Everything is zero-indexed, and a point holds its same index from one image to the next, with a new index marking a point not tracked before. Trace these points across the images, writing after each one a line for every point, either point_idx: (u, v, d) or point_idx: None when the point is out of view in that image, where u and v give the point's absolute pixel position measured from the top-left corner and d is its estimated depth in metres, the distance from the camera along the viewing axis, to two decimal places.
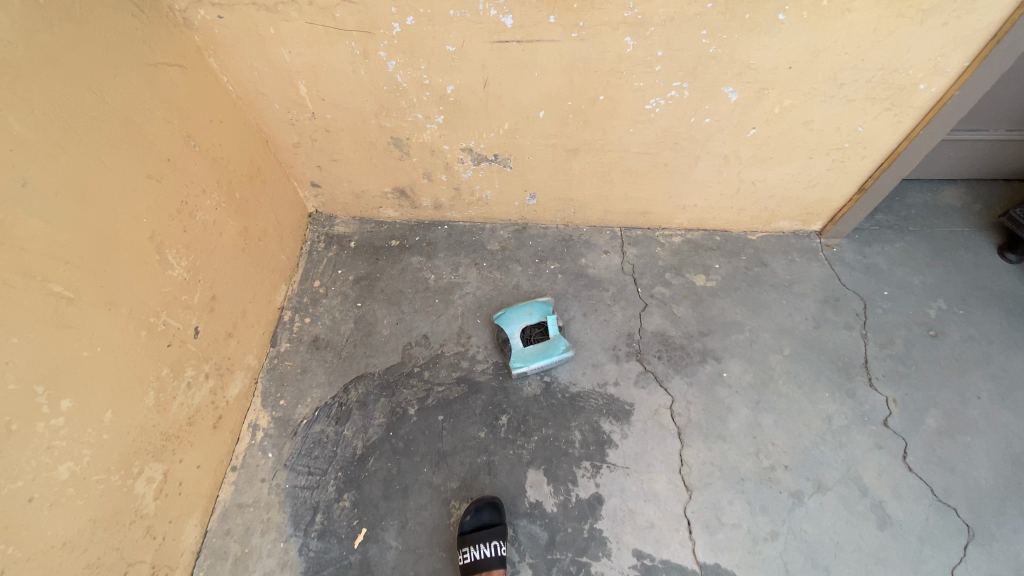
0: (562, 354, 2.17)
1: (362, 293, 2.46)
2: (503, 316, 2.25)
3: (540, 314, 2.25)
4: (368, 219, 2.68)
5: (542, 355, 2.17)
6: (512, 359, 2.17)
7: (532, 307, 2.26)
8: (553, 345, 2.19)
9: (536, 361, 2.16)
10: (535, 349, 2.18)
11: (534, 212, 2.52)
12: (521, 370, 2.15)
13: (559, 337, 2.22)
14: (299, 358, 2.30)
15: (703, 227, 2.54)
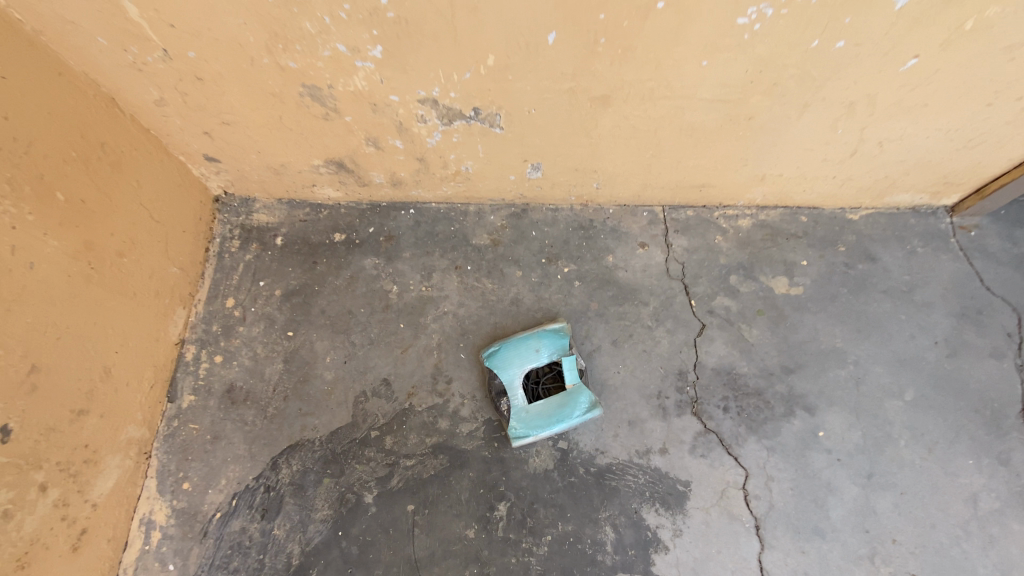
0: (585, 414, 1.47)
1: (294, 316, 1.73)
2: (497, 357, 1.54)
3: (551, 353, 1.54)
4: (300, 201, 1.89)
5: (555, 415, 1.47)
6: (512, 423, 1.48)
7: (539, 341, 1.54)
8: (572, 400, 1.48)
9: (546, 425, 1.46)
10: (544, 406, 1.48)
11: (537, 189, 1.71)
12: (526, 440, 1.46)
13: (579, 386, 1.50)
14: (208, 420, 1.63)
15: (785, 203, 1.74)
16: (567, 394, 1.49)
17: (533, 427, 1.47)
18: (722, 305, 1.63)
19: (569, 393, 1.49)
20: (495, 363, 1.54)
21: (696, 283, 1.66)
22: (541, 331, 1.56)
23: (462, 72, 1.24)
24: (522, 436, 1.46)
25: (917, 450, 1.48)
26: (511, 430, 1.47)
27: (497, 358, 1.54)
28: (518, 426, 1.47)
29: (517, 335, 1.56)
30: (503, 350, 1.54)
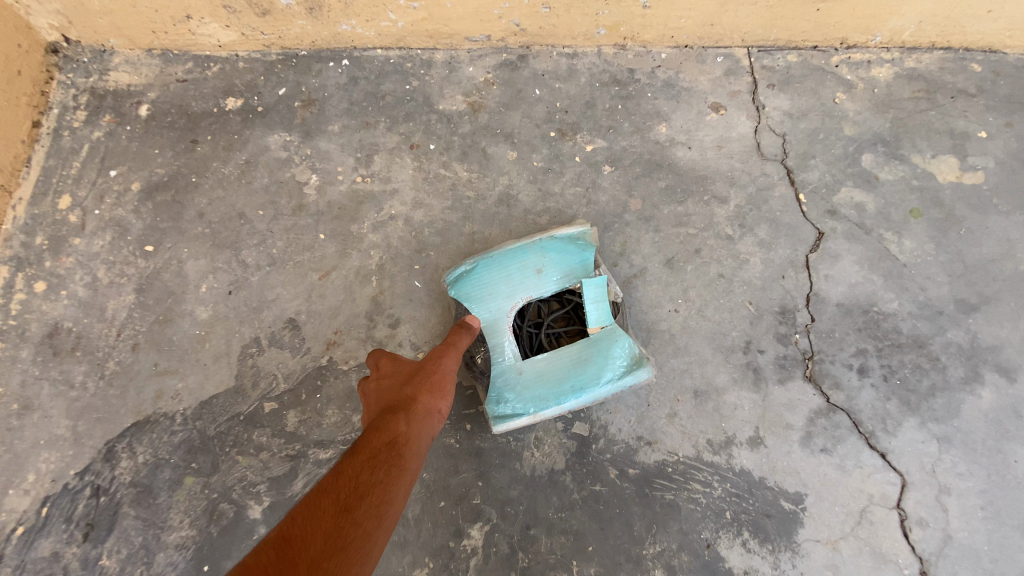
0: (623, 379, 0.81)
1: (157, 223, 1.09)
2: (468, 280, 0.88)
3: (564, 273, 0.87)
4: (180, 53, 1.24)
5: (569, 380, 0.82)
6: (491, 392, 0.83)
7: (544, 253, 0.87)
8: (599, 354, 0.82)
9: (553, 398, 0.81)
10: (550, 364, 0.83)
11: (543, 10, 1.03)
12: (516, 423, 0.82)
13: (613, 329, 0.84)
14: (12, 381, 1.01)
15: (949, 39, 1.06)
16: (592, 343, 0.83)
17: (528, 400, 0.82)
18: (851, 201, 0.97)
19: (593, 342, 0.83)
20: (465, 290, 0.88)
21: (806, 167, 0.99)
22: (547, 235, 0.88)
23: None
24: (509, 415, 0.82)
25: None
26: (489, 404, 0.83)
27: (469, 282, 0.88)
28: (503, 398, 0.82)
29: (505, 243, 0.89)
30: (480, 269, 0.88)
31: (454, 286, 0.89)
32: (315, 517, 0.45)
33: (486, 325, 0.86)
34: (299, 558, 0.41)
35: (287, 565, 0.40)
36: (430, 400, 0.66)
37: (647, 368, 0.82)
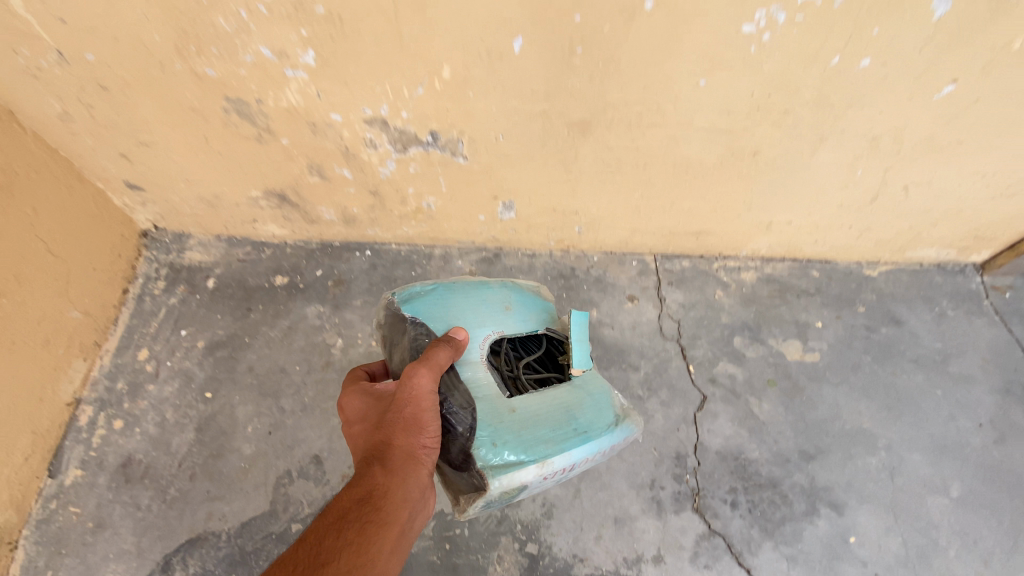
0: (618, 429, 0.95)
1: (216, 374, 1.44)
2: (430, 301, 1.01)
3: (527, 313, 1.05)
4: (242, 239, 1.66)
5: (570, 422, 0.90)
6: (480, 436, 0.84)
7: (506, 292, 1.07)
8: (592, 404, 0.95)
9: (555, 442, 0.87)
10: (542, 407, 0.90)
11: (511, 229, 1.47)
12: (525, 473, 0.83)
13: (593, 380, 1.00)
14: (93, 502, 1.30)
15: (793, 255, 1.52)
16: (577, 396, 0.95)
17: (532, 445, 0.85)
18: (726, 373, 1.37)
19: (583, 387, 0.98)
20: (422, 308, 1.00)
21: (694, 346, 1.41)
22: (506, 285, 1.10)
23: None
24: (510, 460, 0.82)
25: (972, 564, 1.16)
26: (479, 448, 0.83)
27: (427, 301, 1.01)
28: (499, 440, 0.84)
29: (462, 279, 1.08)
30: (440, 293, 1.03)
31: (408, 305, 1.01)
32: (312, 550, 0.70)
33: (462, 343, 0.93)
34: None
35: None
36: (410, 442, 0.81)
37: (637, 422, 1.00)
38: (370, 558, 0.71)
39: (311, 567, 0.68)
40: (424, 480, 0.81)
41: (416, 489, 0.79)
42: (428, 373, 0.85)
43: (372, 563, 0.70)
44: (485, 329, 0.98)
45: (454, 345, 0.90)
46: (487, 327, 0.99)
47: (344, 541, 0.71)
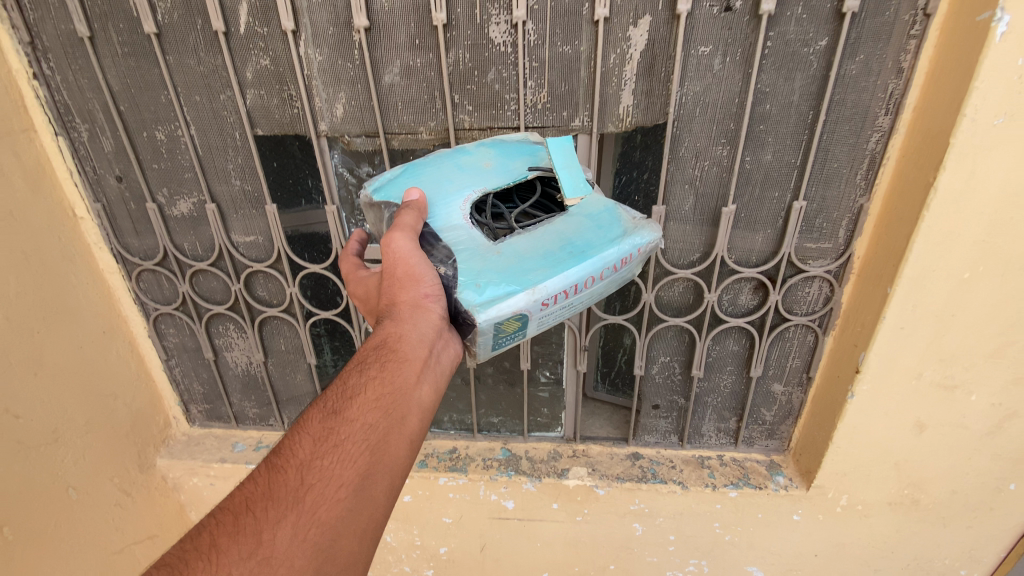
0: (626, 239, 0.87)
1: None
2: (396, 181, 0.98)
3: (512, 159, 1.00)
4: None
5: (567, 251, 0.86)
6: (464, 278, 0.83)
7: (485, 148, 1.02)
8: (592, 220, 0.90)
9: (548, 268, 0.83)
10: (534, 244, 0.87)
11: None
12: (515, 300, 0.80)
13: (599, 201, 0.95)
14: None
15: None
16: (577, 232, 0.89)
17: (521, 276, 0.82)
18: None
19: (580, 213, 0.92)
20: (399, 190, 0.97)
21: None
22: (493, 139, 1.05)
23: (525, 482, 1.53)
24: (492, 292, 0.81)
25: None
26: (466, 292, 0.81)
27: (401, 182, 0.98)
28: (482, 280, 0.82)
29: (435, 153, 1.03)
30: (412, 171, 0.99)
31: (378, 193, 0.98)
32: (327, 405, 0.77)
33: (431, 217, 0.91)
34: (313, 423, 0.74)
35: (308, 428, 0.74)
36: (413, 295, 0.82)
37: (654, 230, 0.91)
38: (395, 388, 0.77)
39: (340, 403, 0.76)
40: (435, 321, 0.82)
41: (428, 329, 0.81)
42: (403, 235, 0.85)
43: (395, 392, 0.77)
44: (458, 197, 0.93)
45: (418, 205, 0.90)
46: (465, 188, 0.94)
47: (367, 378, 0.78)
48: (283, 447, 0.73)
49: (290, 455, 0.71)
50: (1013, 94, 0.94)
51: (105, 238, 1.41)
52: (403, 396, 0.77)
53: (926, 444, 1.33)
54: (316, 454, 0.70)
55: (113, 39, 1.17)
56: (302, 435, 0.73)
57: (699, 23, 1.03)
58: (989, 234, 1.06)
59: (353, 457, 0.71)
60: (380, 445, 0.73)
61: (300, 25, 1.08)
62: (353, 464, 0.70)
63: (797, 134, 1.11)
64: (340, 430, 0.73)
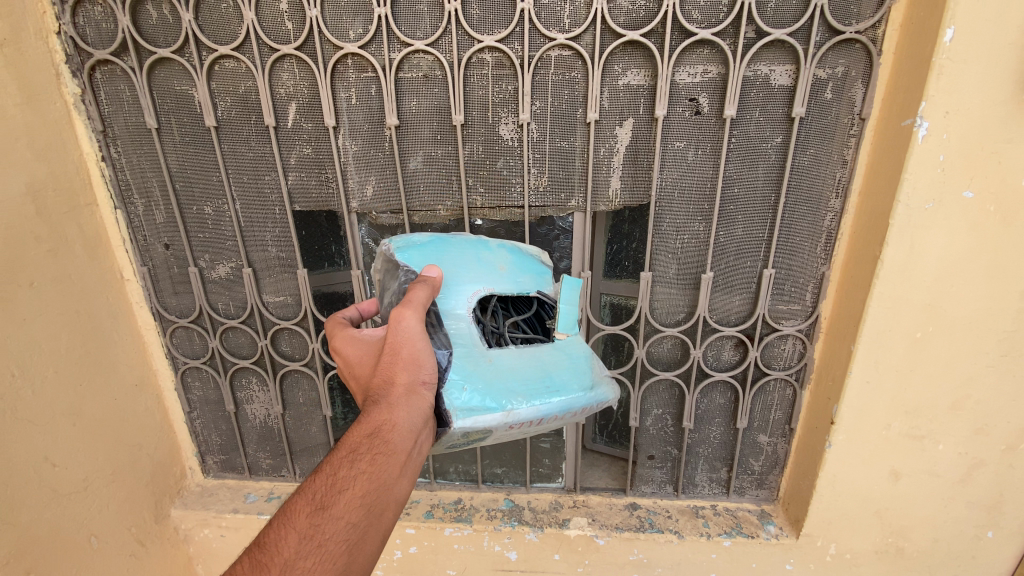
0: (593, 392, 0.97)
1: None
2: (422, 248, 1.05)
3: (524, 274, 1.08)
4: None
5: (545, 385, 0.93)
6: (451, 377, 0.88)
7: (505, 252, 1.09)
8: (574, 362, 1.00)
9: (526, 395, 0.90)
10: (520, 367, 0.94)
11: None
12: (489, 416, 0.85)
13: (580, 343, 1.05)
14: None
15: None
16: (560, 368, 0.97)
17: (502, 394, 0.88)
18: None
19: (566, 349, 1.02)
20: (420, 256, 1.04)
21: None
22: (512, 244, 1.13)
23: (528, 532, 1.59)
24: (473, 400, 0.86)
25: None
26: (453, 392, 0.86)
27: (425, 250, 1.05)
28: (467, 386, 0.88)
29: (463, 235, 1.11)
30: (439, 245, 1.06)
31: (404, 250, 1.04)
32: (313, 496, 0.75)
33: (441, 297, 0.98)
34: (298, 518, 0.73)
35: (291, 524, 0.72)
36: (409, 377, 0.85)
37: (614, 389, 1.02)
38: (380, 483, 0.77)
39: (326, 495, 0.75)
40: (424, 409, 0.84)
41: (417, 420, 0.82)
42: (413, 313, 0.88)
43: (380, 488, 0.77)
44: (471, 289, 1.00)
45: (435, 281, 0.96)
46: (478, 281, 1.01)
47: (356, 470, 0.77)
48: (267, 540, 0.72)
49: (273, 553, 0.70)
50: (939, 184, 1.13)
51: (147, 298, 1.55)
52: (386, 493, 0.78)
53: (904, 492, 1.43)
54: (300, 555, 0.70)
55: (176, 129, 1.36)
56: (285, 530, 0.72)
57: (674, 123, 1.23)
58: (934, 299, 1.22)
59: (334, 558, 0.71)
60: (360, 545, 0.74)
61: (340, 122, 1.30)
62: (332, 566, 0.71)
63: (762, 214, 1.30)
64: (324, 529, 0.72)
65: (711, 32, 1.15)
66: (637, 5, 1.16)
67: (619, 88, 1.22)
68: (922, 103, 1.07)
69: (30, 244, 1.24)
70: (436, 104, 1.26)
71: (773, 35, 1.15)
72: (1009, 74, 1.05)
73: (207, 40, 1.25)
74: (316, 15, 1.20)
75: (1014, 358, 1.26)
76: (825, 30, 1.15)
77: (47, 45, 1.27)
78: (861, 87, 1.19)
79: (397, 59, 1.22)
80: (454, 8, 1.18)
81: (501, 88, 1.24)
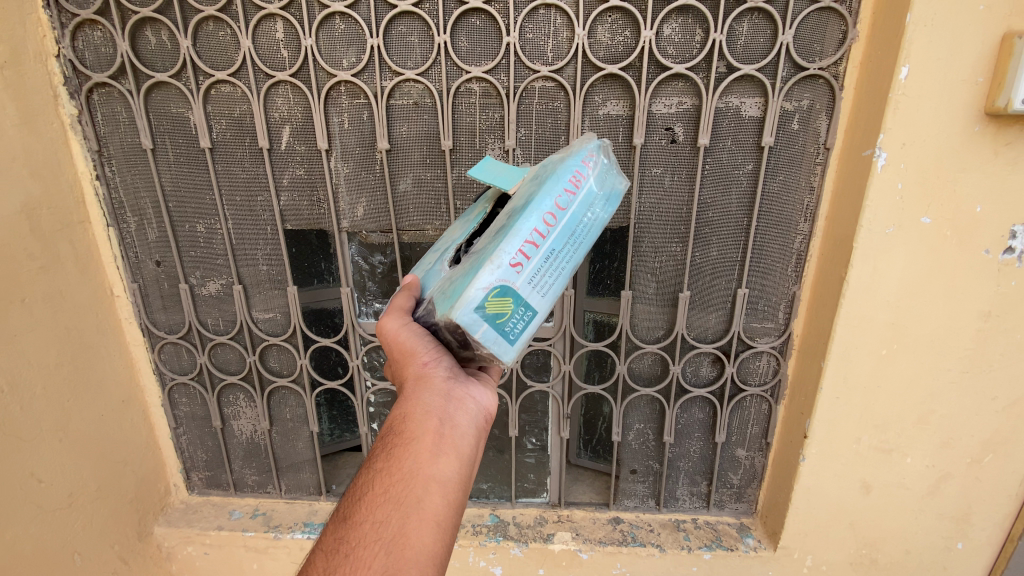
0: (564, 164, 0.86)
1: None
2: None
3: (469, 212, 1.09)
4: None
5: (517, 210, 0.85)
6: (440, 303, 0.87)
7: (454, 224, 1.11)
8: (535, 176, 0.91)
9: (502, 234, 0.83)
10: (490, 233, 0.88)
11: None
12: (480, 278, 0.79)
13: (543, 163, 0.96)
14: None
15: None
16: (522, 197, 0.89)
17: (479, 260, 0.83)
18: None
19: (528, 180, 0.93)
20: None
21: None
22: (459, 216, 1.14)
23: (512, 547, 1.61)
24: (458, 291, 0.81)
25: None
26: (446, 309, 0.84)
27: None
28: (451, 291, 0.84)
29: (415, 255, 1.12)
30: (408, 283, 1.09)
31: None
32: (340, 519, 0.82)
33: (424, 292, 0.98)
34: (327, 541, 0.79)
35: (323, 549, 0.78)
36: (412, 367, 0.90)
37: (594, 139, 0.91)
38: (403, 473, 0.82)
39: (352, 509, 0.81)
40: (438, 390, 0.88)
41: (436, 399, 0.87)
42: (393, 315, 0.94)
43: (404, 479, 0.81)
44: (439, 265, 1.00)
45: (406, 292, 0.99)
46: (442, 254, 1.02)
47: (376, 472, 0.83)
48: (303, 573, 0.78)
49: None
50: (898, 211, 1.20)
51: (136, 314, 1.56)
52: (414, 479, 0.81)
53: (876, 504, 1.48)
54: (329, 568, 0.74)
55: (171, 150, 1.40)
56: (319, 554, 0.78)
57: (652, 150, 1.30)
58: (897, 318, 1.29)
59: (373, 560, 0.74)
60: (401, 539, 0.76)
61: (332, 145, 1.34)
62: (372, 567, 0.73)
63: (736, 236, 1.37)
64: (353, 539, 0.77)
65: (685, 67, 1.23)
66: (616, 40, 1.23)
67: (600, 117, 1.29)
68: (880, 135, 1.15)
69: (24, 260, 1.26)
70: (426, 129, 1.32)
71: (743, 70, 1.23)
72: (959, 110, 1.13)
73: (204, 66, 1.30)
74: (311, 44, 1.26)
75: (975, 374, 1.33)
76: (791, 66, 1.24)
77: (46, 68, 1.31)
78: (825, 120, 1.27)
79: (389, 87, 1.28)
80: (443, 40, 1.24)
81: (488, 115, 1.30)
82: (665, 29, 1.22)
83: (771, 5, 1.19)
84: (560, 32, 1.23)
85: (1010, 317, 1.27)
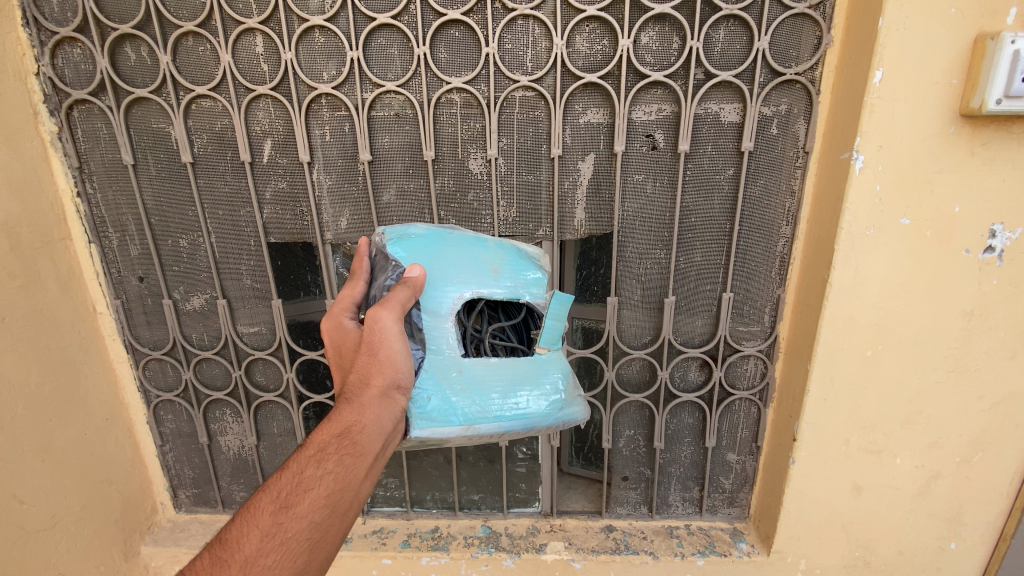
0: (562, 412, 1.01)
1: None
2: (413, 243, 1.04)
3: (518, 276, 1.05)
4: None
5: (514, 405, 0.97)
6: (422, 383, 0.93)
7: (502, 253, 1.06)
8: (549, 378, 1.01)
9: (489, 412, 0.95)
10: (492, 380, 0.96)
11: None
12: (447, 430, 0.92)
13: (559, 360, 1.06)
14: None
15: None
16: (531, 387, 0.99)
17: (464, 410, 0.93)
18: None
19: (543, 362, 1.03)
20: (411, 250, 1.03)
21: None
22: (509, 243, 1.11)
23: (505, 558, 1.59)
24: (432, 413, 0.92)
25: None
26: (419, 404, 0.92)
27: (417, 246, 1.04)
28: (431, 398, 0.93)
29: (459, 232, 1.10)
30: (433, 240, 1.05)
31: (398, 243, 1.04)
32: (277, 494, 0.81)
33: (426, 296, 0.97)
34: (260, 516, 0.79)
35: (254, 520, 0.79)
36: (386, 381, 0.90)
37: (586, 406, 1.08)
38: (344, 485, 0.83)
39: (293, 494, 0.81)
40: (396, 413, 0.90)
41: (389, 421, 0.89)
42: (390, 315, 0.90)
43: (343, 491, 0.83)
44: (456, 288, 0.99)
45: (416, 283, 0.95)
46: (467, 284, 0.99)
47: (324, 470, 0.83)
48: (230, 536, 0.78)
49: (236, 547, 0.76)
50: (877, 212, 1.21)
51: (119, 331, 1.54)
52: (349, 494, 0.84)
53: (867, 505, 1.48)
54: (261, 552, 0.76)
55: (153, 166, 1.39)
56: (250, 526, 0.78)
57: (634, 157, 1.31)
58: (881, 318, 1.29)
59: (294, 556, 0.78)
60: (320, 543, 0.81)
61: (314, 158, 1.34)
62: (292, 563, 0.77)
63: (719, 241, 1.37)
64: (283, 529, 0.78)
65: (663, 74, 1.24)
66: (594, 49, 1.24)
67: (581, 125, 1.29)
68: (857, 138, 1.16)
69: (4, 280, 1.25)
70: (407, 139, 1.32)
71: (720, 76, 1.24)
72: (934, 111, 1.15)
73: (184, 80, 1.30)
74: (291, 58, 1.26)
75: (960, 373, 1.33)
76: (768, 72, 1.25)
77: (25, 86, 1.30)
78: (803, 123, 1.28)
79: (370, 99, 1.28)
80: (422, 52, 1.25)
81: (469, 126, 1.31)
82: (642, 37, 1.24)
83: (746, 12, 1.21)
84: (538, 41, 1.24)
85: (993, 316, 1.28)
